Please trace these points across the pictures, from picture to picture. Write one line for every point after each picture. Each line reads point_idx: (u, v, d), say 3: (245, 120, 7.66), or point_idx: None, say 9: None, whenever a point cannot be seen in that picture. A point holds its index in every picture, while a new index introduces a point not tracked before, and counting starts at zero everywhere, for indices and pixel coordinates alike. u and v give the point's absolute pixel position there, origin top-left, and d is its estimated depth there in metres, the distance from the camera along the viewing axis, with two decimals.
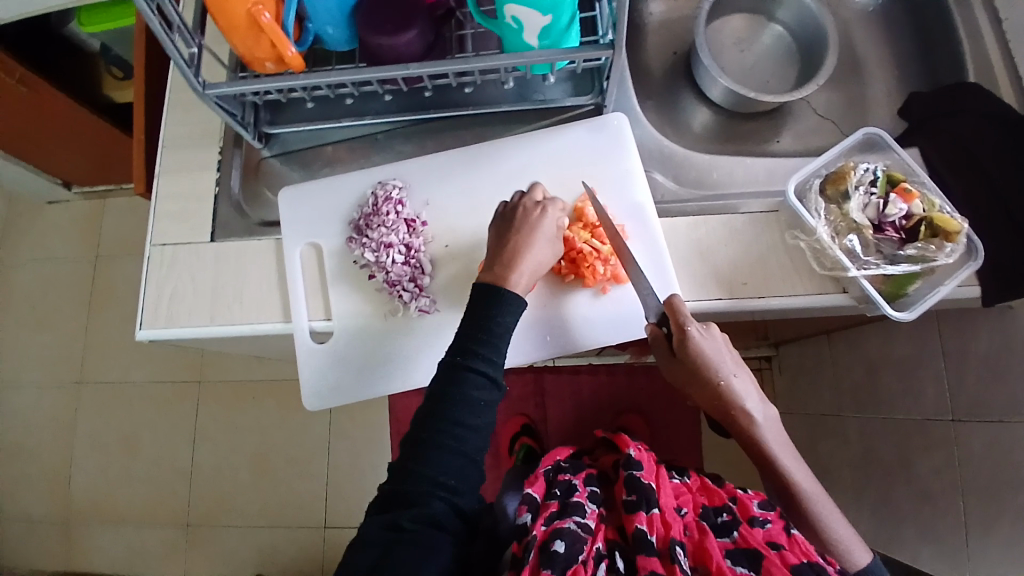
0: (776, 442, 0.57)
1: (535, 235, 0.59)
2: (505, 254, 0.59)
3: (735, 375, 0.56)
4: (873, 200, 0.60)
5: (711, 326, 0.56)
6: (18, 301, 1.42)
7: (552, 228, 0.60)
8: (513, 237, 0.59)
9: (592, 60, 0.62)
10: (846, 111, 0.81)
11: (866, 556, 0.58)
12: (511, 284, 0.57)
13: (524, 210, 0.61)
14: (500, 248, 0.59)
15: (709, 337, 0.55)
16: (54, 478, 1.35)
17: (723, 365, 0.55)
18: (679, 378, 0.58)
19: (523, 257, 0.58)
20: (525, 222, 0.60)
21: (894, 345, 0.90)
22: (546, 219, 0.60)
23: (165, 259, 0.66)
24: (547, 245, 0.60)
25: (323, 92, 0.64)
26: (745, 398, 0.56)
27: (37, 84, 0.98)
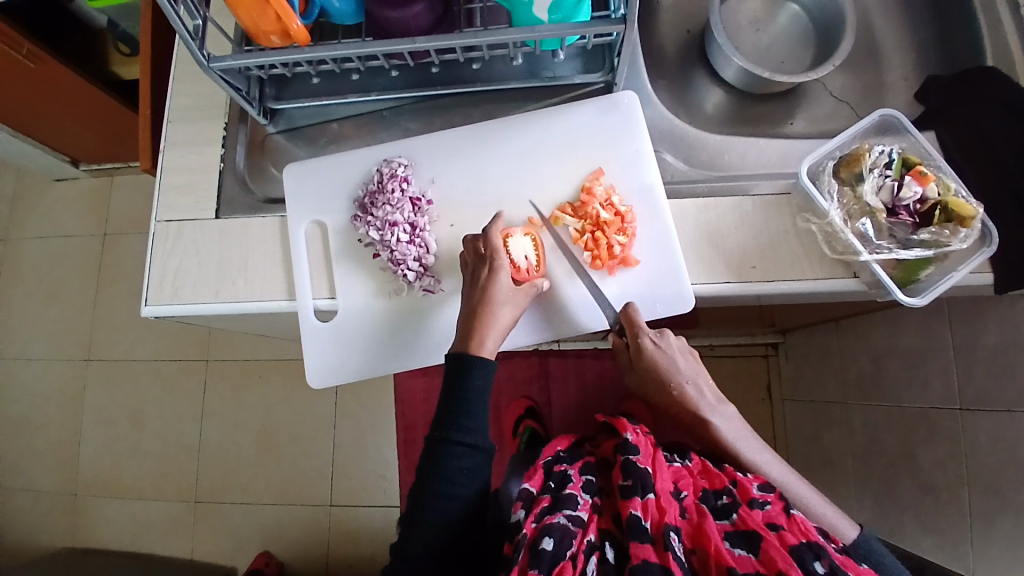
0: (735, 434, 0.65)
1: (490, 299, 0.59)
2: (470, 320, 0.59)
3: (689, 380, 0.64)
4: (888, 182, 0.58)
5: (666, 332, 0.63)
6: (27, 276, 1.43)
7: (506, 288, 0.59)
8: (472, 302, 0.59)
9: (604, 35, 0.61)
10: (863, 95, 0.79)
11: (853, 531, 0.61)
12: (479, 349, 0.59)
13: (475, 273, 0.60)
14: (467, 316, 0.59)
15: (663, 344, 0.62)
16: (63, 451, 1.37)
17: (679, 370, 0.63)
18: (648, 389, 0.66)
19: (487, 323, 0.59)
20: (478, 286, 0.59)
21: (903, 335, 0.89)
22: (499, 282, 0.59)
23: (169, 235, 0.66)
24: (504, 305, 0.59)
25: (329, 67, 0.63)
26: (699, 398, 0.64)
27: (43, 59, 0.97)
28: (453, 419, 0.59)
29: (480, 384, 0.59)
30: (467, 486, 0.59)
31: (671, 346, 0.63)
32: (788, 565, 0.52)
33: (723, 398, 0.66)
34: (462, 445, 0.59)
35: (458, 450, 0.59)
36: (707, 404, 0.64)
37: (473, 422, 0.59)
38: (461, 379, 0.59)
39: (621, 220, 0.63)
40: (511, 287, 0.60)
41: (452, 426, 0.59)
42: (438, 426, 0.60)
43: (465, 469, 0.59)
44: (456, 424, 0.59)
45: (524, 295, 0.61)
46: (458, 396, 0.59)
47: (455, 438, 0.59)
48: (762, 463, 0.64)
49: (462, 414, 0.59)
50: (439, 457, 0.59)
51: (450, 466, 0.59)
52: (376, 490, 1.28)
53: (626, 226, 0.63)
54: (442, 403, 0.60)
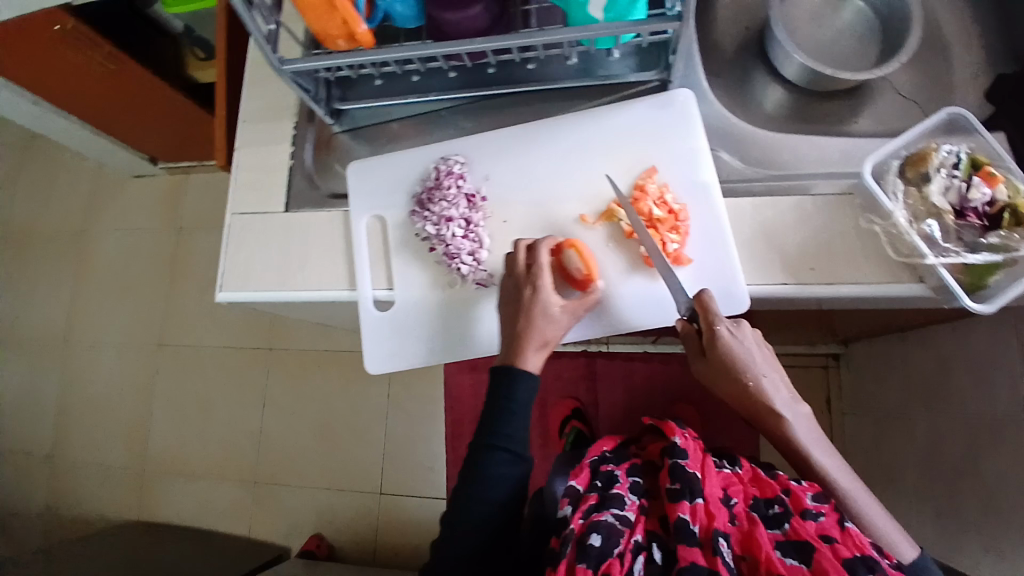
0: (808, 438, 0.59)
1: (533, 320, 0.59)
2: (515, 336, 0.60)
3: (765, 375, 0.57)
4: (956, 183, 0.55)
5: (740, 321, 0.58)
6: (109, 266, 1.54)
7: (552, 303, 0.60)
8: (517, 322, 0.60)
9: (659, 33, 0.61)
10: (933, 92, 0.76)
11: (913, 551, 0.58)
12: (524, 364, 0.60)
13: (520, 291, 0.61)
14: (510, 332, 0.61)
15: (739, 333, 0.57)
16: (137, 430, 1.47)
17: (756, 363, 0.57)
18: (712, 382, 0.59)
19: (531, 340, 0.60)
20: (521, 308, 0.60)
21: (970, 346, 0.84)
22: (542, 299, 0.59)
23: (241, 227, 0.71)
24: (549, 324, 0.60)
25: (391, 68, 0.66)
26: (774, 396, 0.58)
27: (122, 60, 1.05)
28: (497, 428, 0.60)
29: (524, 396, 0.60)
30: (506, 491, 0.60)
31: (745, 336, 0.57)
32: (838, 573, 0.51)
33: (798, 398, 0.59)
34: (506, 451, 0.60)
35: (506, 447, 0.60)
36: (782, 401, 0.58)
37: (515, 430, 0.60)
38: (508, 390, 0.60)
39: (674, 218, 0.63)
40: (558, 305, 0.60)
41: (495, 432, 0.60)
42: (483, 431, 0.61)
43: (505, 477, 0.60)
44: (499, 431, 0.60)
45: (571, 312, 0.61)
46: (504, 407, 0.60)
47: (500, 444, 0.60)
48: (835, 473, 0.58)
49: (505, 422, 0.60)
50: (482, 462, 0.60)
51: (493, 472, 0.60)
52: (424, 481, 1.31)
53: (679, 223, 0.63)
54: (487, 408, 0.61)
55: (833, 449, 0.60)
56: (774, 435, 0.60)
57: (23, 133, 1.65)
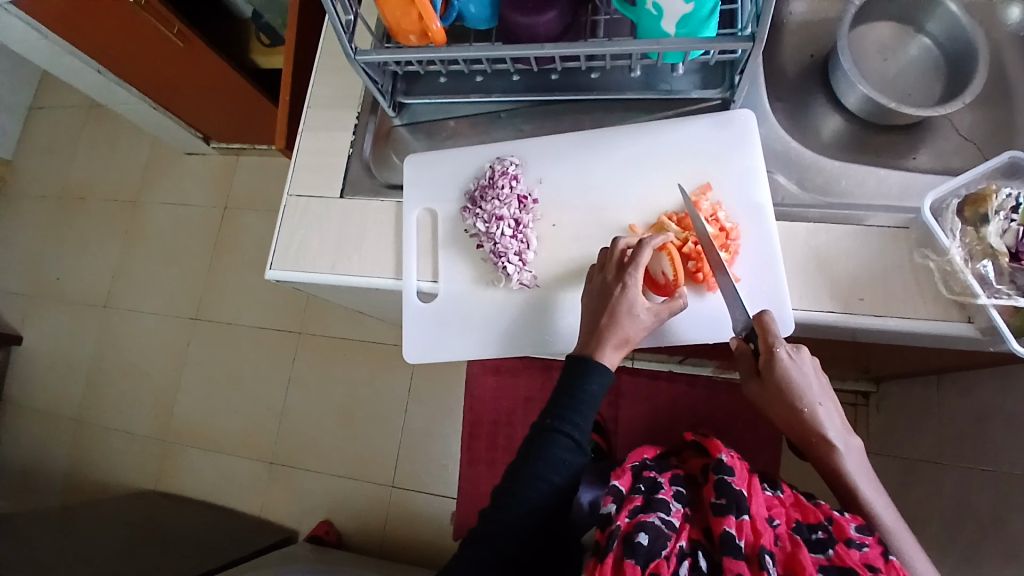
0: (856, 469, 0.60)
1: (617, 318, 0.59)
2: (596, 331, 0.61)
3: (820, 403, 0.59)
4: (1013, 227, 0.54)
5: (800, 348, 0.59)
6: (154, 236, 1.59)
7: (636, 303, 0.59)
8: (598, 318, 0.61)
9: (727, 52, 0.62)
10: (999, 134, 0.74)
11: None
12: (600, 358, 0.60)
13: (606, 289, 0.61)
14: (591, 325, 0.61)
15: (798, 359, 0.58)
16: (165, 398, 1.51)
17: (812, 391, 0.58)
18: (767, 404, 0.60)
19: (611, 338, 0.60)
20: (607, 305, 0.60)
21: (1011, 396, 0.82)
22: (629, 300, 0.59)
23: (298, 208, 0.73)
24: (632, 324, 0.60)
25: (458, 67, 0.68)
26: (826, 424, 0.59)
27: (193, 41, 1.09)
28: (564, 413, 0.61)
29: (594, 390, 0.60)
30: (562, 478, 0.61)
31: (804, 362, 0.58)
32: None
33: (848, 428, 0.61)
34: (568, 438, 0.61)
35: (537, 450, 0.61)
36: (835, 430, 0.59)
37: (581, 420, 0.61)
38: (562, 388, 0.60)
39: (725, 236, 0.63)
40: (643, 306, 0.60)
41: (561, 417, 0.61)
42: (548, 415, 0.62)
43: (565, 461, 0.60)
44: (565, 417, 0.61)
45: (655, 314, 0.60)
46: (572, 396, 0.61)
47: (564, 429, 0.60)
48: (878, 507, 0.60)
49: (574, 411, 0.61)
50: (543, 444, 0.61)
51: (554, 456, 0.60)
52: (438, 478, 1.32)
53: (731, 242, 0.63)
54: (555, 394, 0.62)
55: (879, 484, 0.62)
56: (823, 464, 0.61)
57: (89, 103, 1.72)
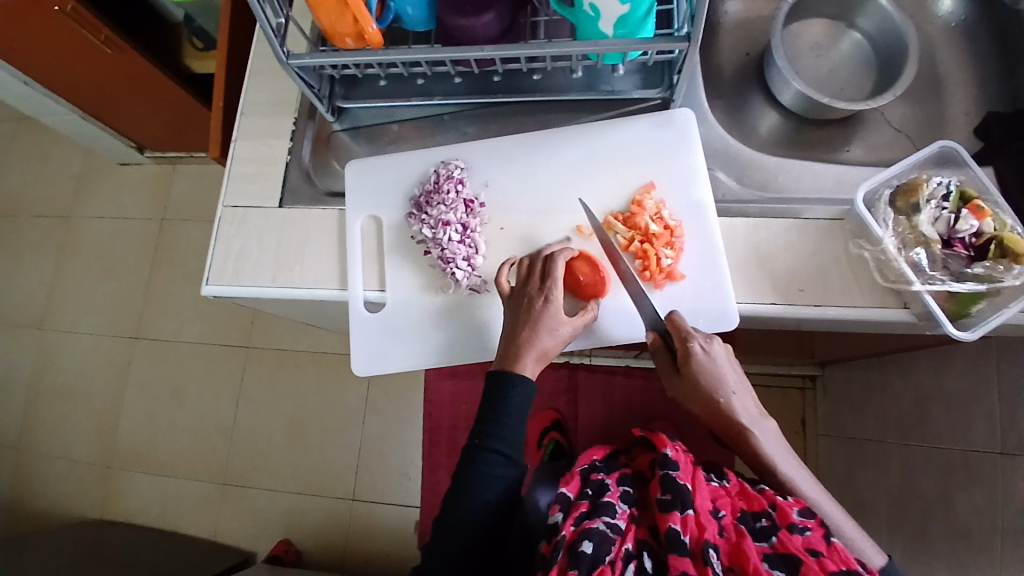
0: (774, 450, 0.62)
1: (538, 330, 0.59)
2: (516, 342, 0.60)
3: (735, 393, 0.60)
4: (943, 215, 0.57)
5: (712, 338, 0.59)
6: (87, 252, 1.51)
7: (555, 317, 0.60)
8: (518, 330, 0.60)
9: (665, 53, 0.62)
10: (923, 127, 0.78)
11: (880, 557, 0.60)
12: (520, 369, 0.59)
13: (529, 301, 0.60)
14: (511, 337, 0.60)
15: (712, 351, 0.59)
16: (105, 422, 1.43)
17: (727, 381, 0.59)
18: (686, 397, 0.61)
19: (531, 350, 0.59)
20: (529, 316, 0.60)
21: (948, 375, 0.86)
22: (550, 314, 0.59)
23: (235, 219, 0.70)
24: (551, 337, 0.60)
25: (398, 70, 0.66)
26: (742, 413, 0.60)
27: (121, 47, 1.03)
28: (492, 430, 0.60)
29: (518, 402, 0.60)
30: (497, 493, 0.60)
31: (718, 353, 0.59)
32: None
33: (762, 411, 0.63)
34: (498, 454, 0.60)
35: (494, 459, 0.60)
36: (751, 415, 0.61)
37: (509, 433, 0.61)
38: (515, 394, 0.60)
39: (669, 234, 0.64)
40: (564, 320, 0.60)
41: (490, 435, 0.60)
42: (477, 435, 0.61)
43: (500, 478, 0.60)
44: (493, 434, 0.60)
45: (573, 326, 0.61)
46: (497, 411, 0.60)
47: (492, 447, 0.60)
48: (800, 482, 0.62)
49: (501, 425, 0.60)
50: (474, 464, 0.60)
51: (486, 473, 0.60)
52: (398, 488, 1.29)
53: (675, 240, 0.64)
54: (480, 413, 0.62)
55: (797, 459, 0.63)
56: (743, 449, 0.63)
57: (8, 112, 1.61)
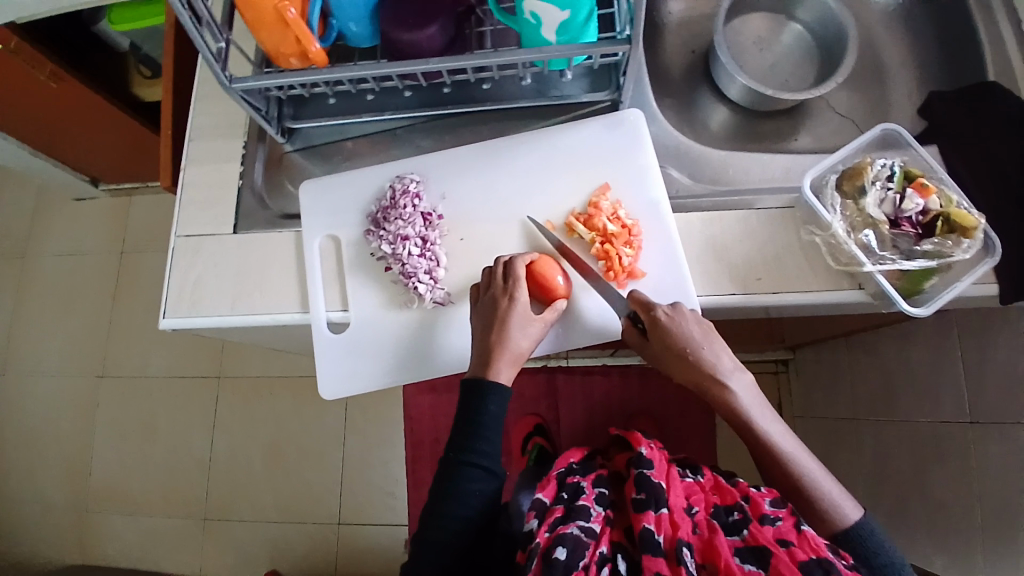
0: (753, 405, 0.59)
1: (508, 331, 0.59)
2: (488, 347, 0.60)
3: (707, 346, 0.58)
4: (889, 195, 0.59)
5: (679, 304, 0.60)
6: (44, 291, 1.46)
7: (523, 315, 0.60)
8: (489, 336, 0.60)
9: (609, 56, 0.63)
10: (866, 112, 0.81)
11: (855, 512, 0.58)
12: (495, 375, 0.59)
13: (494, 302, 0.60)
14: (483, 344, 0.60)
15: (678, 315, 0.59)
16: (75, 466, 1.38)
17: (696, 338, 0.58)
18: (659, 357, 0.60)
19: (503, 353, 0.60)
20: (496, 318, 0.60)
21: (912, 350, 0.89)
22: (517, 313, 0.59)
23: (190, 249, 0.68)
24: (522, 336, 0.60)
25: (345, 87, 0.66)
26: (718, 367, 0.58)
27: (65, 79, 1.01)
28: (470, 443, 0.60)
29: (495, 411, 0.60)
30: (477, 508, 0.60)
31: (686, 315, 0.59)
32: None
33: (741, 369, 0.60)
34: (478, 467, 0.60)
35: (473, 473, 0.59)
36: (724, 368, 0.58)
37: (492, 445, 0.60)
38: (488, 405, 0.59)
39: (628, 233, 0.64)
40: (530, 317, 0.61)
41: (467, 449, 0.60)
42: (455, 448, 0.61)
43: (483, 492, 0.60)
44: (473, 447, 0.60)
45: (542, 323, 0.62)
46: (473, 421, 0.60)
47: (471, 460, 0.60)
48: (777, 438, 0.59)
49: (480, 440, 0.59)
50: (455, 480, 0.60)
51: (466, 489, 0.60)
52: (385, 507, 1.28)
53: (633, 238, 0.64)
54: (458, 425, 0.61)
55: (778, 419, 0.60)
56: (720, 406, 0.60)
57: None
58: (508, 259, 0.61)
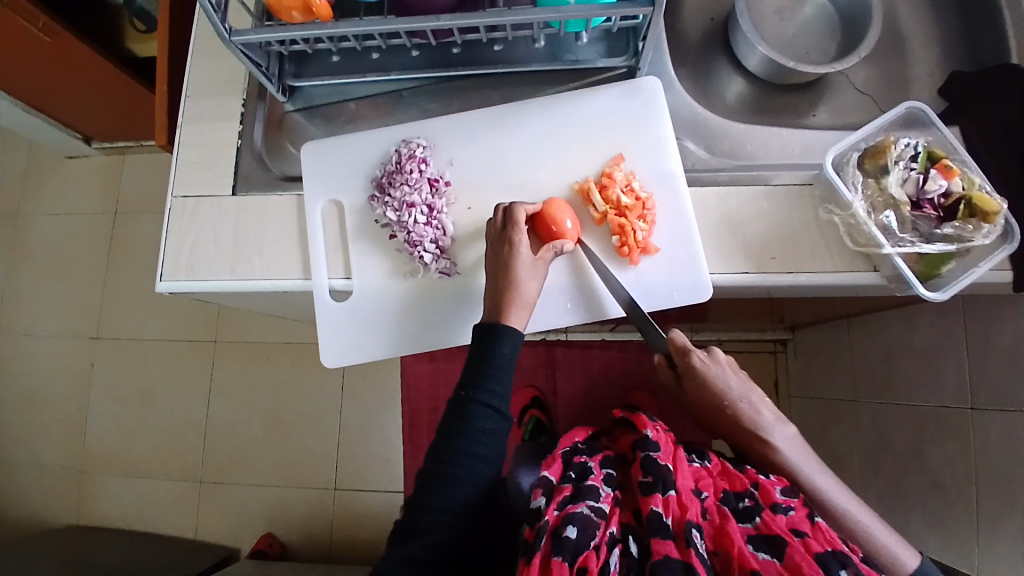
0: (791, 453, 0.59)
1: (515, 274, 0.59)
2: (496, 293, 0.59)
3: (744, 397, 0.59)
4: (912, 175, 0.57)
5: (714, 350, 0.59)
6: (37, 251, 1.43)
7: (528, 255, 0.59)
8: (498, 279, 0.59)
9: (628, 19, 0.60)
10: (886, 87, 0.78)
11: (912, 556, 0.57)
12: (507, 320, 0.58)
13: (497, 249, 0.60)
14: (493, 292, 0.59)
15: (716, 361, 0.59)
16: (70, 427, 1.37)
17: (733, 388, 0.59)
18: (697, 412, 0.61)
19: (513, 297, 0.58)
20: (501, 261, 0.59)
21: (917, 333, 0.88)
22: (520, 255, 0.59)
23: (186, 210, 0.66)
24: (529, 279, 0.59)
25: (350, 44, 0.63)
26: (755, 416, 0.60)
27: (58, 33, 0.96)
28: (479, 383, 0.58)
29: (507, 352, 0.58)
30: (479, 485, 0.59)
31: (722, 362, 0.59)
32: (812, 571, 0.52)
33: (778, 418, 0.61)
34: (486, 406, 0.58)
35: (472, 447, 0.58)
36: (760, 420, 0.59)
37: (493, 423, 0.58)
38: (486, 380, 0.58)
39: (641, 205, 0.62)
40: (533, 257, 0.60)
41: (478, 387, 0.58)
42: (465, 386, 0.59)
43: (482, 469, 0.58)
44: (481, 385, 0.58)
45: (544, 262, 0.61)
46: (485, 361, 0.58)
47: (480, 398, 0.58)
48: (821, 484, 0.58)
49: (480, 417, 0.58)
50: (463, 416, 0.58)
51: (475, 426, 0.58)
52: (381, 474, 1.28)
53: (647, 211, 0.62)
54: (468, 363, 0.59)
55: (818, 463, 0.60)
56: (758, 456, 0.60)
57: None
58: (502, 207, 0.61)
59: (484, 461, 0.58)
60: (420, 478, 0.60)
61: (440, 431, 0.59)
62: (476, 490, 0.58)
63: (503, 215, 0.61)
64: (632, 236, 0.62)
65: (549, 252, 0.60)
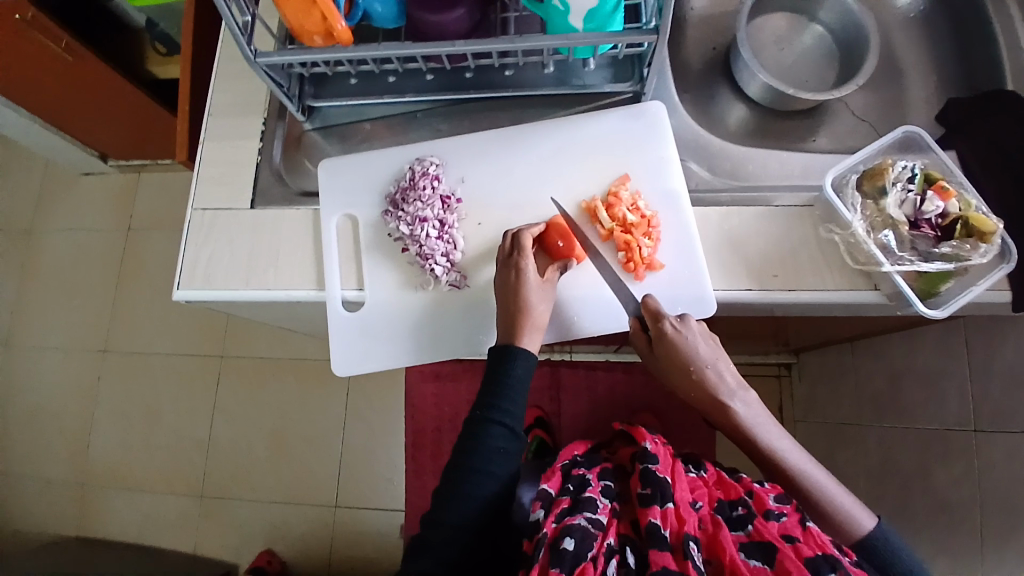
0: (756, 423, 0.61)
1: (527, 297, 0.60)
2: (509, 316, 0.60)
3: (712, 365, 0.61)
4: (910, 197, 0.59)
5: (687, 317, 0.62)
6: (50, 266, 1.46)
7: (536, 279, 0.61)
8: (509, 302, 0.61)
9: (634, 46, 0.63)
10: (884, 114, 0.81)
11: (869, 520, 0.60)
12: (520, 343, 0.60)
13: (505, 274, 0.61)
14: (506, 314, 0.61)
15: (685, 329, 0.61)
16: (75, 441, 1.38)
17: (700, 356, 0.60)
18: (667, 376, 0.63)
19: (525, 319, 0.60)
20: (511, 286, 0.61)
21: (919, 356, 0.89)
22: (529, 278, 0.60)
23: (205, 224, 0.68)
24: (540, 301, 0.61)
25: (368, 67, 0.66)
26: (722, 386, 0.61)
27: (83, 54, 1.00)
28: (494, 402, 0.60)
29: (520, 373, 0.60)
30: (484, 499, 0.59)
31: (692, 329, 0.61)
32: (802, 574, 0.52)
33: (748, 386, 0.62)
34: (500, 425, 0.60)
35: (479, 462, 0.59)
36: (728, 389, 0.61)
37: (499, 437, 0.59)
38: (501, 399, 0.60)
39: (647, 223, 0.64)
40: (541, 279, 0.62)
41: (492, 407, 0.60)
42: (480, 405, 0.61)
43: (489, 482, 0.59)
44: (496, 405, 0.60)
45: (551, 284, 0.62)
46: (500, 383, 0.60)
47: (494, 417, 0.59)
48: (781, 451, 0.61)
49: (488, 433, 0.59)
50: (477, 436, 0.59)
51: (489, 445, 0.59)
52: (384, 493, 1.28)
53: (652, 229, 0.64)
54: (484, 384, 0.61)
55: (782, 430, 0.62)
56: (725, 422, 0.62)
57: None
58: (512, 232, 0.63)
59: (488, 478, 0.59)
60: (436, 494, 0.61)
61: (455, 449, 0.60)
62: (482, 503, 0.58)
63: (513, 240, 0.62)
64: (638, 253, 0.63)
65: (554, 272, 0.63)
